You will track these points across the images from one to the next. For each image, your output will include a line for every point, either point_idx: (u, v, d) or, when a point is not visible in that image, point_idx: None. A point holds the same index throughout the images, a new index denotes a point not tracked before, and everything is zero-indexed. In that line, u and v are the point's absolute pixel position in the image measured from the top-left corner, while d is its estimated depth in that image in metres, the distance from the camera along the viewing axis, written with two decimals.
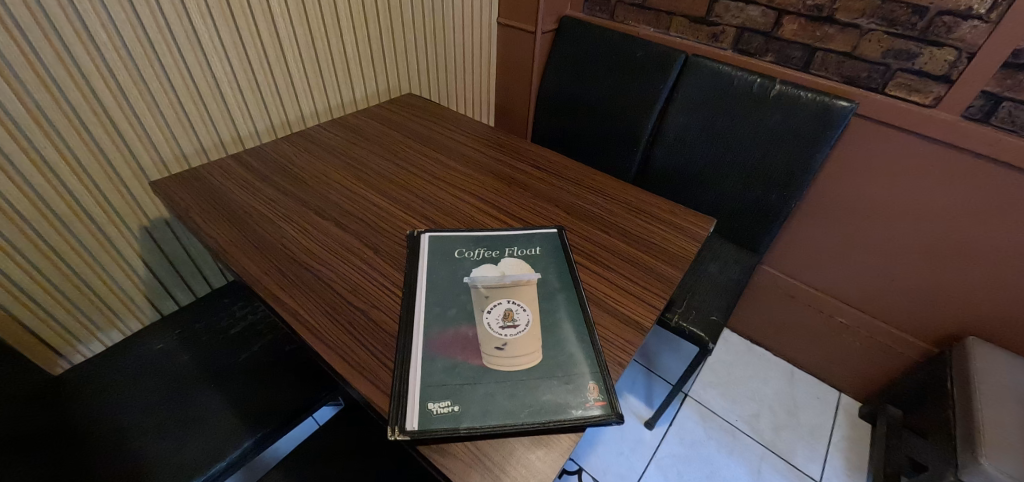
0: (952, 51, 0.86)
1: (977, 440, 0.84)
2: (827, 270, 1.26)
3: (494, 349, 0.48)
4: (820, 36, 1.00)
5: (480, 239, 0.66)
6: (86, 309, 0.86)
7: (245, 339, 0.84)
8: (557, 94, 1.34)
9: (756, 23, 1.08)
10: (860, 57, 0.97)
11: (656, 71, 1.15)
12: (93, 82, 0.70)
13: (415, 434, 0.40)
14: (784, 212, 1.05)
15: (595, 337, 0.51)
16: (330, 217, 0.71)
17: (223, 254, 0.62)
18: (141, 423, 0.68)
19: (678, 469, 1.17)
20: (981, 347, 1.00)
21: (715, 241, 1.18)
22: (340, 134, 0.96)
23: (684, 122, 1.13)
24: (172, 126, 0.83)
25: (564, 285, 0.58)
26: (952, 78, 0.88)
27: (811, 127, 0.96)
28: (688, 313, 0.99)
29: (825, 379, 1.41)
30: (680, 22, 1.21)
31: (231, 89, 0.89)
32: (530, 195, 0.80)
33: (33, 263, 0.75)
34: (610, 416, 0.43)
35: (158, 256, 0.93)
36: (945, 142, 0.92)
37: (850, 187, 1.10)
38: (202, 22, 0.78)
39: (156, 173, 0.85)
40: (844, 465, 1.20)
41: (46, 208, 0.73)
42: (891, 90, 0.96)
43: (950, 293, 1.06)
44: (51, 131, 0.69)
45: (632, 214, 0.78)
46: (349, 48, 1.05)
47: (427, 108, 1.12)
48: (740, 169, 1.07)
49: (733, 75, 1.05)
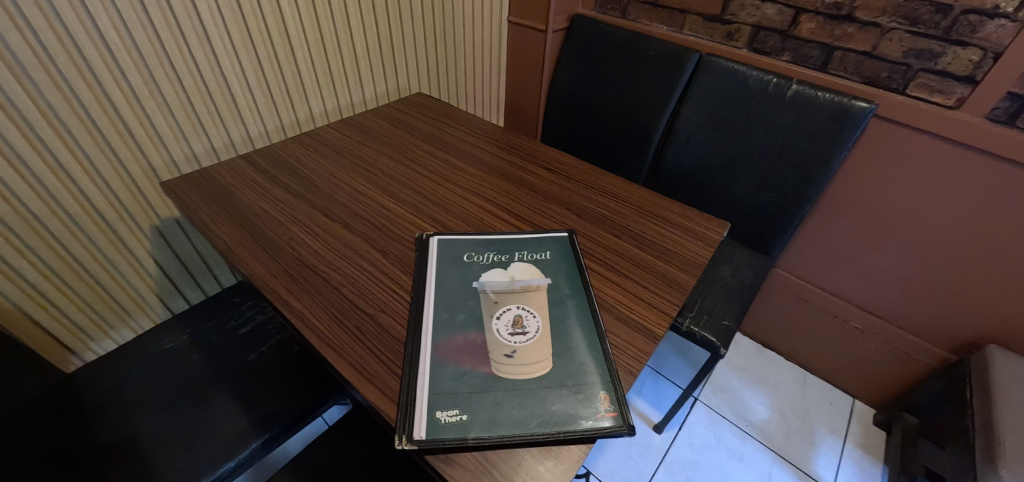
0: (977, 51, 0.83)
1: (997, 452, 0.81)
2: (841, 275, 1.23)
3: (503, 356, 0.47)
4: (839, 34, 0.97)
5: (489, 243, 0.65)
6: (98, 308, 0.87)
7: (255, 339, 0.85)
8: (567, 93, 1.33)
9: (772, 21, 1.06)
10: (880, 57, 0.94)
11: (668, 71, 1.13)
12: (105, 82, 0.71)
13: (423, 443, 0.39)
14: (799, 216, 1.03)
15: (606, 345, 0.51)
16: (339, 219, 0.70)
17: (232, 255, 0.62)
18: (151, 422, 0.69)
19: (687, 475, 1.16)
20: (1002, 356, 0.97)
21: (728, 245, 1.16)
22: (350, 134, 0.96)
23: (697, 124, 1.11)
24: (183, 125, 0.83)
25: (575, 291, 0.57)
26: (976, 78, 0.85)
27: (828, 129, 0.94)
28: (699, 317, 0.97)
29: (837, 385, 1.38)
30: (694, 21, 1.19)
31: (241, 90, 0.89)
32: (539, 198, 0.79)
33: (45, 260, 0.75)
34: (621, 427, 0.42)
35: (169, 255, 0.94)
36: (968, 145, 0.89)
37: (868, 190, 1.07)
38: (212, 22, 0.78)
39: (167, 173, 0.86)
40: (858, 473, 1.18)
41: (59, 209, 0.74)
42: (912, 91, 0.93)
43: (970, 299, 1.03)
44: (63, 131, 0.70)
45: (645, 218, 0.76)
46: (359, 47, 1.04)
47: (437, 107, 1.11)
48: (754, 171, 1.05)
49: (748, 75, 1.03)
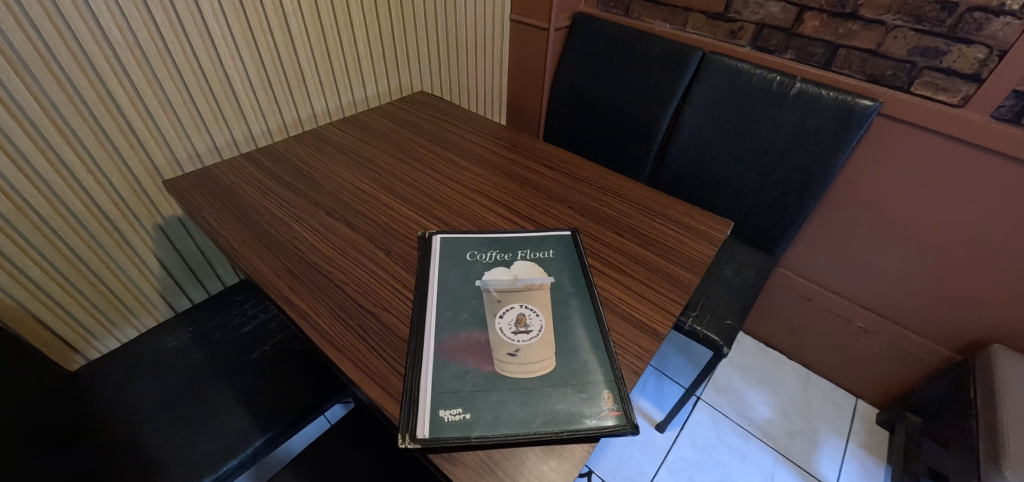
0: (982, 49, 0.83)
1: (1001, 452, 0.80)
2: (845, 274, 1.22)
3: (506, 355, 0.47)
4: (843, 32, 0.97)
5: (492, 241, 0.65)
6: (101, 306, 0.87)
7: (258, 338, 0.85)
8: (570, 91, 1.32)
9: (775, 19, 1.05)
10: (885, 55, 0.94)
11: (672, 70, 1.12)
12: (107, 80, 0.71)
13: (426, 442, 0.39)
14: (802, 215, 1.03)
15: (609, 344, 0.50)
16: (342, 218, 0.70)
17: (235, 253, 0.62)
18: (155, 421, 0.69)
19: (689, 474, 1.16)
20: (1007, 355, 0.97)
21: (731, 244, 1.15)
22: (352, 133, 0.95)
23: (700, 122, 1.10)
24: (185, 124, 0.83)
25: (578, 290, 0.57)
26: (981, 77, 0.84)
27: (833, 127, 0.93)
28: (702, 316, 0.97)
29: (840, 384, 1.38)
30: (697, 19, 1.18)
31: (243, 88, 0.89)
32: (542, 196, 0.78)
33: (49, 259, 0.76)
34: (625, 426, 0.42)
35: (171, 253, 0.94)
36: (973, 144, 0.88)
37: (873, 188, 1.07)
38: (214, 21, 0.78)
39: (169, 171, 0.86)
40: (861, 473, 1.17)
41: (63, 207, 0.74)
42: (917, 89, 0.93)
43: (975, 299, 1.02)
44: (66, 130, 0.70)
45: (648, 216, 0.76)
46: (361, 45, 1.04)
47: (440, 106, 1.11)
48: (758, 170, 1.04)
49: (752, 73, 1.02)
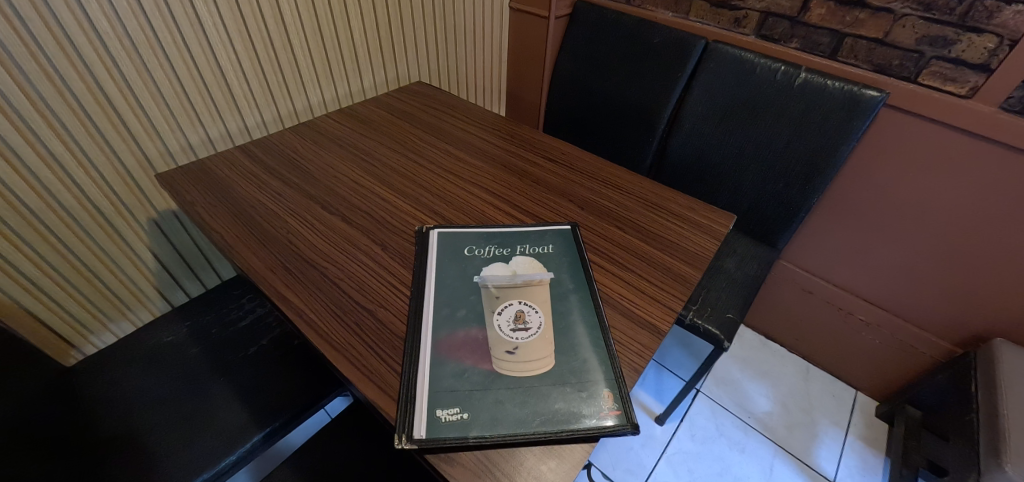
0: (993, 38, 0.80)
1: (1002, 447, 0.80)
2: (848, 266, 1.21)
3: (504, 353, 0.46)
4: (850, 21, 0.94)
5: (491, 236, 0.64)
6: (96, 300, 0.86)
7: (256, 332, 0.84)
8: (571, 81, 1.30)
9: (781, 7, 1.02)
10: (892, 44, 0.91)
11: (676, 58, 1.10)
12: (96, 71, 0.69)
13: (423, 443, 0.38)
14: (805, 206, 1.01)
15: (609, 342, 0.49)
16: (338, 212, 0.69)
17: (229, 250, 0.61)
18: (152, 419, 0.68)
19: (689, 467, 1.16)
20: (1010, 349, 0.96)
21: (733, 237, 1.14)
22: (349, 124, 0.94)
23: (703, 112, 1.08)
24: (178, 115, 0.82)
25: (577, 286, 0.56)
26: (991, 67, 0.82)
27: (837, 119, 0.92)
28: (702, 310, 0.96)
29: (841, 376, 1.38)
30: (701, 7, 1.16)
31: (236, 78, 0.87)
32: (542, 189, 0.77)
33: (41, 254, 0.75)
34: (626, 426, 0.41)
35: (167, 248, 0.93)
36: (981, 135, 0.86)
37: (878, 179, 1.05)
38: (205, 9, 0.76)
39: (163, 165, 0.84)
40: (859, 466, 1.18)
41: (55, 202, 0.73)
42: (924, 80, 0.90)
43: (977, 291, 1.02)
44: (56, 124, 0.68)
45: (650, 210, 0.75)
46: (357, 31, 1.01)
47: (438, 96, 1.09)
48: (760, 162, 1.03)
49: (756, 63, 1.00)
